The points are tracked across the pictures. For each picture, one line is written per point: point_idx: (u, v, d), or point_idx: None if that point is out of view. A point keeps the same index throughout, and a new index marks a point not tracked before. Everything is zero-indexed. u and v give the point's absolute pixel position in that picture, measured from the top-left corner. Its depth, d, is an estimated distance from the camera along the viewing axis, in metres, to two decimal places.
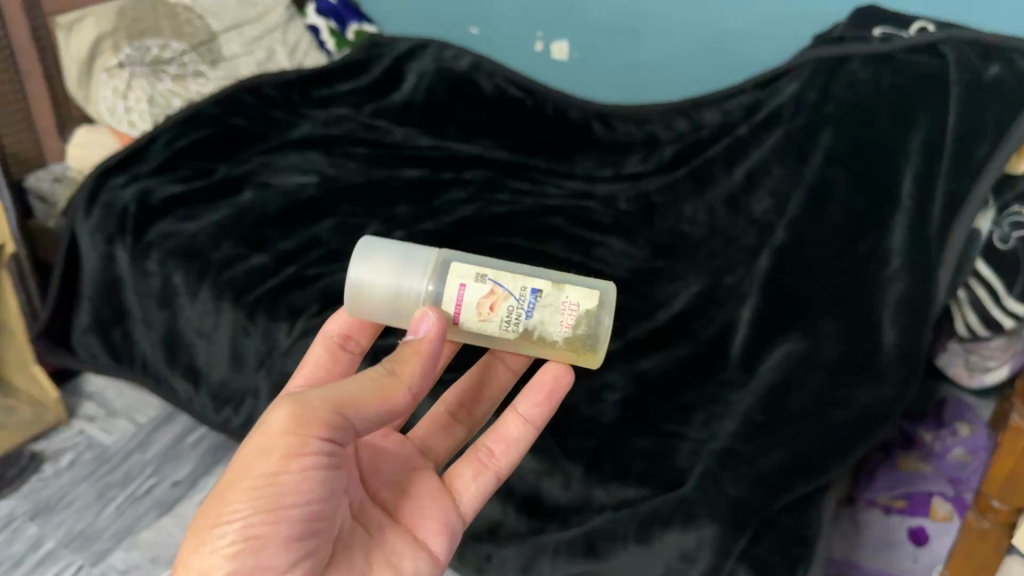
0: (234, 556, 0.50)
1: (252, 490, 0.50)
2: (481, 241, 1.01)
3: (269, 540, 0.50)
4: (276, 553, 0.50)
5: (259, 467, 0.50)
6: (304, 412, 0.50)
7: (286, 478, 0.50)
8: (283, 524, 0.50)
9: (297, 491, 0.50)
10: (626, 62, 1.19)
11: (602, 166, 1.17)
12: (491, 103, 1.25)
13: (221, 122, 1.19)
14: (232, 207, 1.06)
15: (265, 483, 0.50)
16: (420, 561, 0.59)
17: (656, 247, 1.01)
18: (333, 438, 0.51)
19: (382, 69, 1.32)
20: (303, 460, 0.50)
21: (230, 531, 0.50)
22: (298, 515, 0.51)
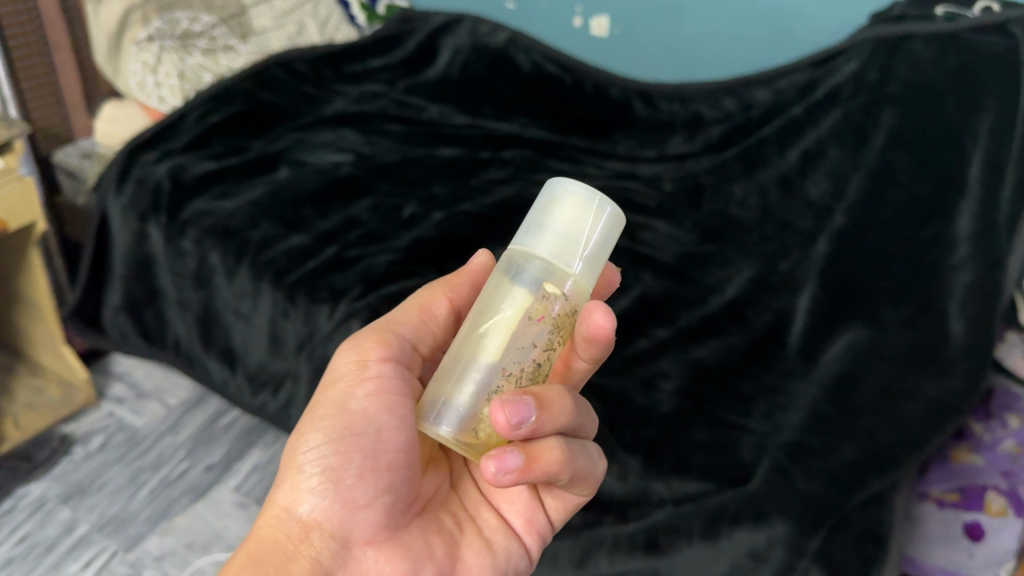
0: (315, 488, 0.50)
1: (324, 418, 0.51)
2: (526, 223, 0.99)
3: (345, 469, 0.50)
4: (353, 485, 0.50)
5: (333, 393, 0.52)
6: (358, 340, 0.54)
7: (354, 404, 0.51)
8: (356, 454, 0.50)
9: (366, 416, 0.51)
10: (669, 38, 1.15)
11: (646, 145, 1.13)
12: (529, 80, 1.22)
13: (253, 97, 1.17)
14: (268, 185, 1.03)
15: (336, 410, 0.51)
16: (512, 542, 0.57)
17: (704, 231, 0.98)
18: (388, 354, 0.53)
19: (416, 44, 1.29)
20: (366, 383, 0.51)
21: (308, 463, 0.51)
22: (371, 444, 0.50)
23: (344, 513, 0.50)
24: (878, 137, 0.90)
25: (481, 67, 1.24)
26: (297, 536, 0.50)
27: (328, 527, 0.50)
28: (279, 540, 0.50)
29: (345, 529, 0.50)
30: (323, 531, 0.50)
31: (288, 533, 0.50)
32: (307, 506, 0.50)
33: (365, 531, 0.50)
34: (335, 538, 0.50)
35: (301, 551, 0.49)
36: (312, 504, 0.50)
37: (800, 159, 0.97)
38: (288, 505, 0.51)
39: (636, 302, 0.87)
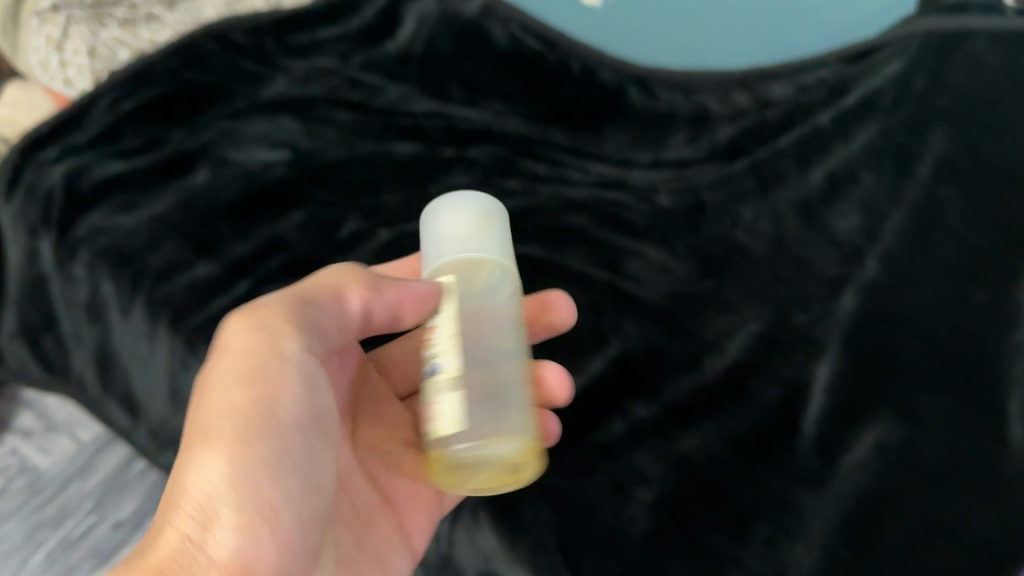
0: (247, 523, 0.49)
1: (266, 433, 0.50)
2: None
3: (257, 493, 0.49)
4: (286, 526, 0.50)
5: (258, 400, 0.51)
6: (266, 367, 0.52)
7: (281, 412, 0.51)
8: (290, 483, 0.51)
9: (297, 431, 0.52)
10: (676, 12, 0.94)
11: (640, 144, 0.94)
12: (506, 60, 1.02)
13: (176, 77, 0.98)
14: (180, 192, 0.86)
15: (251, 426, 0.50)
16: (403, 558, 0.62)
17: (703, 260, 0.80)
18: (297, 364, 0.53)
19: (375, 11, 1.08)
20: (286, 385, 0.52)
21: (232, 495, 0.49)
22: (301, 472, 0.52)
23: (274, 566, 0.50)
24: (925, 163, 0.78)
25: (449, 42, 1.04)
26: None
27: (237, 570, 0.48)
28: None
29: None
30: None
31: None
32: (231, 551, 0.48)
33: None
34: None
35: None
36: (245, 544, 0.48)
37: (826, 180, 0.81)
38: (207, 546, 0.48)
39: (610, 369, 0.70)
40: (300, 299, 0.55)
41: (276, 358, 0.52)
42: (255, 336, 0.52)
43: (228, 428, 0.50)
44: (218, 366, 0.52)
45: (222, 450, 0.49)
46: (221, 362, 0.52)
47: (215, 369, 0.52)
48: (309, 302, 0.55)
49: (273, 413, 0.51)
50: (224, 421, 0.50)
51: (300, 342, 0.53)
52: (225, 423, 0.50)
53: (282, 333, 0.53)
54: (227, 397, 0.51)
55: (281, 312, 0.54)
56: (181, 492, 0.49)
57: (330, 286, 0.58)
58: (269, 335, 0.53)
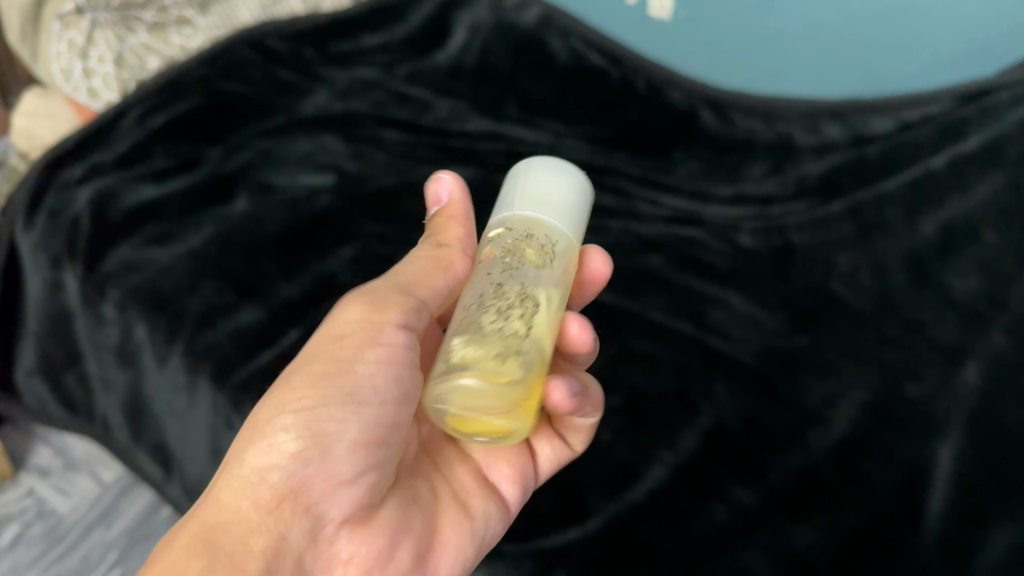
0: (301, 451, 0.46)
1: (327, 378, 0.47)
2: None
3: (337, 437, 0.46)
4: (340, 457, 0.46)
5: (340, 348, 0.47)
6: (375, 299, 0.48)
7: (362, 368, 0.47)
8: (354, 421, 0.46)
9: (373, 384, 0.47)
10: (754, 32, 0.87)
11: (715, 174, 0.86)
12: (566, 77, 0.95)
13: (210, 89, 0.91)
14: (220, 222, 0.78)
15: (339, 371, 0.47)
16: (489, 504, 0.55)
17: (795, 312, 0.73)
18: (405, 320, 0.49)
19: (422, 18, 1.01)
20: (378, 347, 0.47)
21: (295, 423, 0.46)
22: (371, 416, 0.47)
23: (326, 487, 0.46)
24: None
25: (504, 55, 0.96)
26: (264, 507, 0.45)
27: (302, 498, 0.46)
28: (240, 513, 0.45)
29: (322, 505, 0.46)
30: (298, 503, 0.46)
31: (255, 501, 0.45)
32: (283, 473, 0.46)
33: (342, 509, 0.47)
34: (309, 515, 0.46)
35: (260, 531, 0.44)
36: (296, 468, 0.46)
37: (939, 234, 0.75)
38: (262, 468, 0.45)
39: (705, 442, 0.63)
40: (403, 277, 0.50)
41: (373, 322, 0.48)
42: (354, 300, 0.49)
43: (308, 368, 0.47)
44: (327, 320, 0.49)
45: (299, 389, 0.47)
46: (322, 325, 0.49)
47: (335, 321, 0.49)
48: (411, 286, 0.50)
49: (350, 360, 0.47)
50: (304, 367, 0.47)
51: (394, 305, 0.48)
52: (298, 371, 0.47)
53: (374, 290, 0.49)
54: (321, 348, 0.48)
55: (385, 286, 0.50)
56: (251, 414, 0.47)
57: (433, 263, 0.51)
58: (365, 298, 0.49)
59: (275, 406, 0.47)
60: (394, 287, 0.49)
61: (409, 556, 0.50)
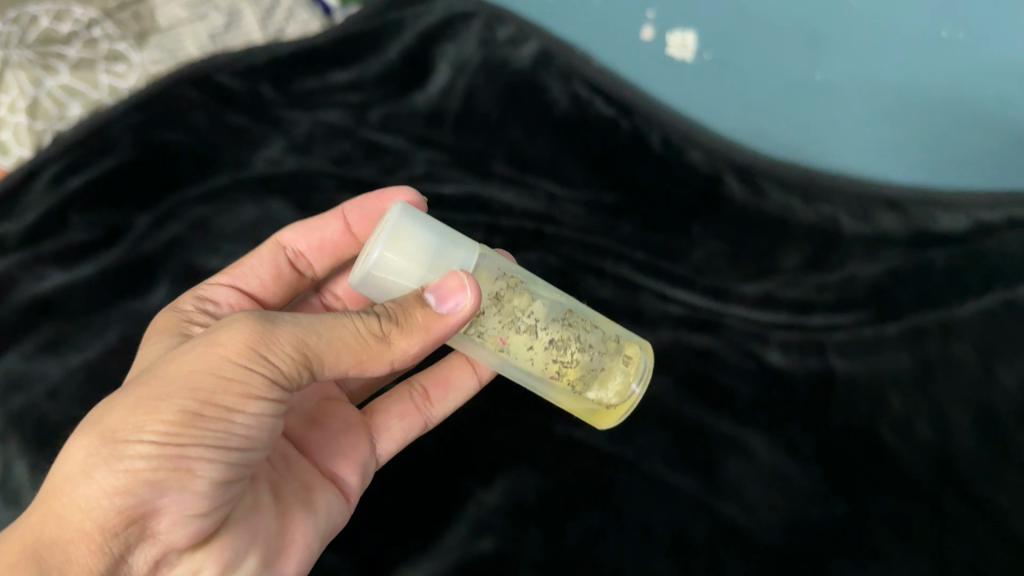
0: (154, 482, 0.39)
1: (191, 412, 0.40)
2: (530, 450, 0.59)
3: (197, 474, 0.40)
4: (201, 495, 0.41)
5: (209, 384, 0.41)
6: (274, 341, 0.43)
7: (237, 419, 0.42)
8: (220, 464, 0.41)
9: (245, 438, 0.42)
10: (794, 84, 0.71)
11: (741, 264, 0.71)
12: (568, 128, 0.79)
13: (144, 140, 0.77)
14: (132, 322, 0.65)
15: (210, 407, 0.41)
16: (330, 496, 0.53)
17: (833, 467, 0.57)
18: (298, 378, 0.43)
19: (400, 50, 0.84)
20: (261, 403, 0.42)
21: (152, 452, 0.39)
22: (234, 459, 0.42)
23: (177, 524, 0.40)
24: None
25: (493, 98, 0.81)
26: (108, 531, 0.39)
27: (144, 529, 0.40)
28: (77, 534, 0.38)
29: (169, 538, 0.41)
30: (144, 529, 0.40)
31: (98, 524, 0.38)
32: (132, 501, 0.39)
33: (187, 540, 0.42)
34: (144, 540, 0.40)
35: (95, 552, 0.38)
36: (152, 498, 0.39)
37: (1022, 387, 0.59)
38: (110, 489, 0.39)
39: None
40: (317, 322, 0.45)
41: (266, 384, 0.42)
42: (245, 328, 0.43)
43: (165, 394, 0.40)
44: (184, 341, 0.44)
45: (163, 416, 0.40)
46: (202, 347, 0.42)
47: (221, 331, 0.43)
48: (318, 355, 0.44)
49: (230, 411, 0.41)
50: (175, 400, 0.40)
51: (283, 361, 0.43)
52: (168, 404, 0.40)
53: (280, 342, 0.43)
54: (183, 376, 0.41)
55: (298, 338, 0.43)
56: (99, 420, 0.40)
57: (347, 346, 0.44)
58: (262, 345, 0.42)
59: (128, 428, 0.39)
60: (307, 339, 0.44)
61: (253, 567, 0.46)
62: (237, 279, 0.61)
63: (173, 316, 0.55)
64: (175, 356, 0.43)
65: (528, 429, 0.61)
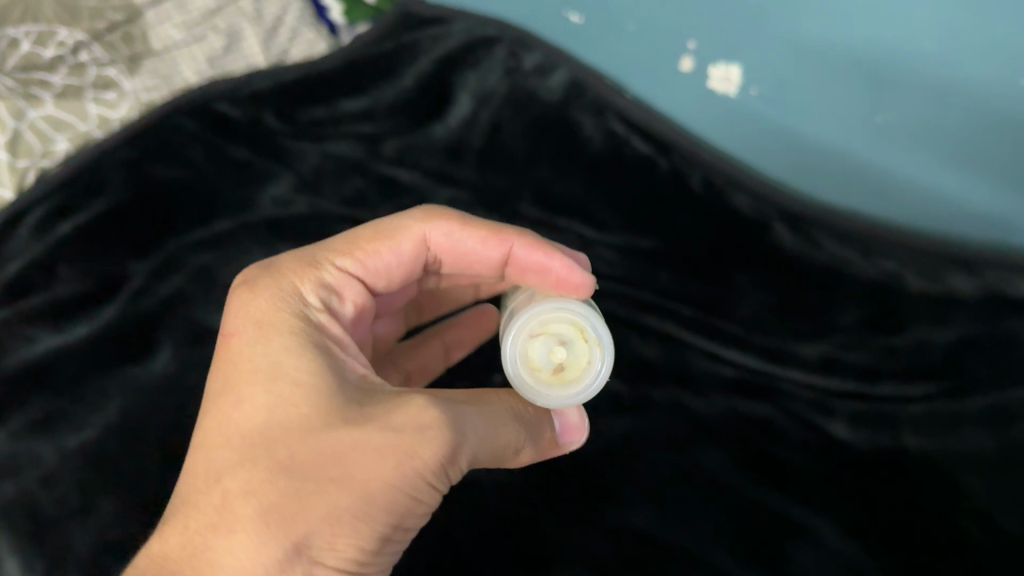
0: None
1: (376, 528, 0.43)
2: (584, 542, 0.54)
3: None
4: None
5: (390, 500, 0.43)
6: (454, 456, 0.45)
7: (398, 535, 0.45)
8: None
9: (392, 552, 0.46)
10: (846, 126, 0.66)
11: (793, 319, 0.65)
12: (601, 167, 0.73)
13: (139, 177, 0.71)
14: (132, 393, 0.58)
15: (386, 530, 0.44)
16: None
17: (913, 562, 0.53)
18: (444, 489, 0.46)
19: (417, 77, 0.79)
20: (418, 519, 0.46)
21: (320, 570, 0.41)
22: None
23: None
24: None
25: (520, 133, 0.75)
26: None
27: None
28: None
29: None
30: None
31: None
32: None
33: None
34: None
35: None
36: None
37: None
38: None
39: None
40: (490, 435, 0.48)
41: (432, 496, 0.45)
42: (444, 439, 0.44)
43: (358, 503, 0.42)
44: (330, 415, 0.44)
45: (344, 536, 0.41)
46: (387, 446, 0.43)
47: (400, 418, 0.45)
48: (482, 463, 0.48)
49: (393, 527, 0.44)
50: (375, 524, 0.43)
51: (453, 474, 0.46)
52: (375, 530, 0.42)
53: (461, 458, 0.46)
54: (378, 478, 0.43)
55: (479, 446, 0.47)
56: (294, 521, 0.41)
57: (499, 448, 0.49)
58: (449, 459, 0.45)
59: (323, 542, 0.41)
60: (489, 453, 0.48)
61: None
62: (370, 273, 0.57)
63: (288, 307, 0.51)
64: (350, 444, 0.43)
65: (573, 518, 0.55)
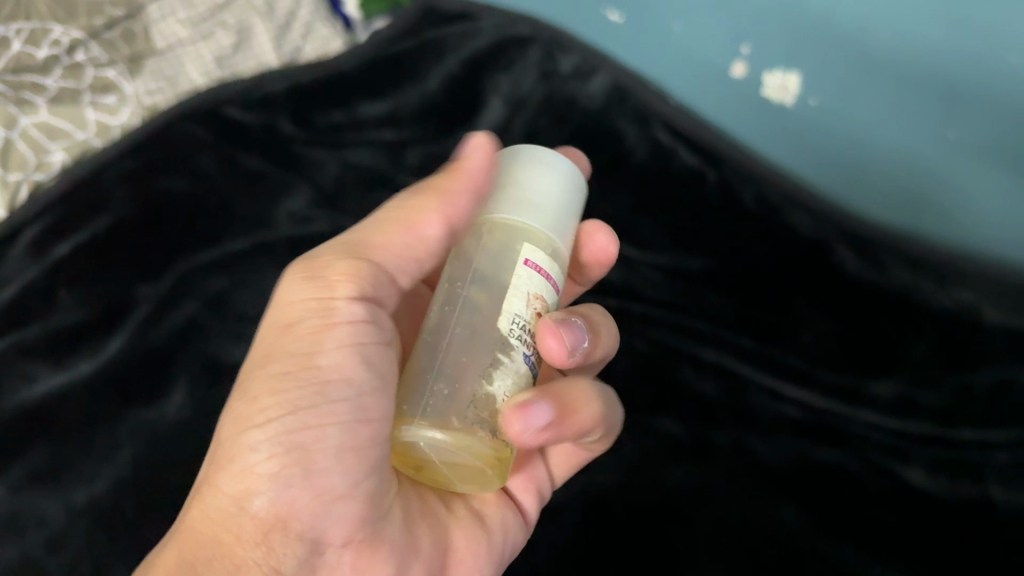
0: (279, 472, 0.38)
1: (281, 378, 0.39)
2: None
3: (318, 448, 0.38)
4: (329, 471, 0.38)
5: (290, 343, 0.39)
6: (317, 263, 0.40)
7: (324, 359, 0.39)
8: (331, 426, 0.38)
9: (341, 377, 0.38)
10: (916, 143, 0.61)
11: (861, 351, 0.60)
12: (646, 181, 0.68)
13: (144, 190, 0.64)
14: (146, 439, 0.53)
15: (296, 369, 0.39)
16: (504, 511, 0.50)
17: None
18: (360, 289, 0.40)
19: (442, 79, 0.73)
20: (334, 330, 0.39)
21: (264, 441, 0.38)
22: (348, 415, 0.38)
23: (317, 508, 0.38)
24: None
25: (559, 146, 0.70)
26: (252, 541, 0.38)
27: (295, 528, 0.38)
28: (222, 549, 0.38)
29: (319, 529, 0.39)
30: (288, 533, 0.38)
31: (238, 535, 0.38)
32: (265, 500, 0.38)
33: (342, 531, 0.39)
34: (303, 541, 0.39)
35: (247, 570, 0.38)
36: (277, 493, 0.38)
37: None
38: (239, 497, 0.38)
39: None
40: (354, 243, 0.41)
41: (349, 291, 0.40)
42: (298, 279, 0.41)
43: (265, 372, 0.39)
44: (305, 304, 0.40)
45: (262, 400, 0.38)
46: (292, 271, 0.41)
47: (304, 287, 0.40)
48: (366, 249, 0.41)
49: (308, 356, 0.39)
50: (263, 404, 0.38)
51: (347, 282, 0.40)
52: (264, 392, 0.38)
53: (328, 268, 0.40)
54: (268, 341, 0.40)
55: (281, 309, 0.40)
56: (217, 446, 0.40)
57: (313, 263, 0.41)
58: (311, 271, 0.40)
59: (240, 419, 0.39)
60: (347, 257, 0.40)
61: None
62: None
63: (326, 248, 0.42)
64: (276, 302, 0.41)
65: None
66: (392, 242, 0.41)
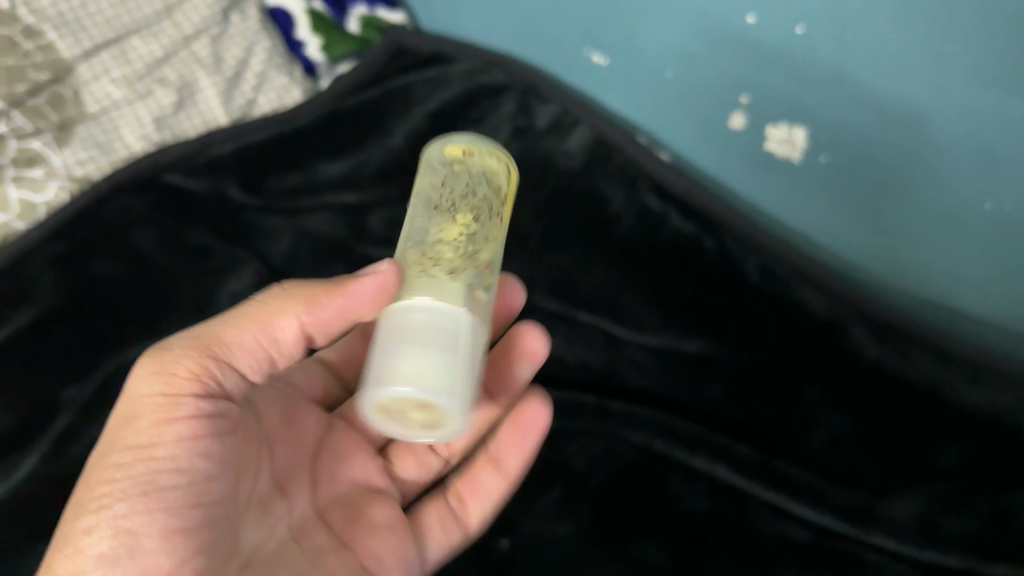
0: (109, 551, 0.36)
1: (123, 470, 0.37)
2: None
3: (147, 530, 0.37)
4: (153, 549, 0.36)
5: (131, 432, 0.38)
6: (162, 353, 0.39)
7: (161, 451, 0.38)
8: (161, 510, 0.37)
9: (175, 466, 0.38)
10: (943, 208, 0.52)
11: (876, 458, 0.52)
12: (631, 253, 0.61)
13: (72, 275, 0.59)
14: None
15: (137, 459, 0.38)
16: None
17: None
18: (201, 387, 0.39)
19: (407, 135, 0.66)
20: (177, 424, 0.38)
21: (100, 523, 0.36)
22: (179, 500, 0.38)
23: None
24: None
25: (533, 212, 0.63)
26: None
27: None
28: None
29: None
30: None
31: None
32: None
33: None
34: None
35: None
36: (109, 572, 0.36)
37: None
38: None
39: None
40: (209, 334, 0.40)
41: (188, 384, 0.38)
42: (150, 370, 0.39)
43: (108, 462, 0.38)
44: (154, 391, 0.38)
45: (112, 486, 0.37)
46: (139, 366, 0.39)
47: (147, 386, 0.39)
48: (215, 344, 0.39)
49: (147, 446, 0.38)
50: (106, 487, 0.37)
51: (189, 373, 0.38)
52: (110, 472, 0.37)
53: (171, 368, 0.38)
54: (113, 447, 0.38)
55: (133, 403, 0.39)
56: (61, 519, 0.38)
57: (151, 368, 0.39)
58: (160, 366, 0.39)
59: (77, 506, 0.37)
60: (195, 349, 0.39)
61: None
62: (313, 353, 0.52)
63: (169, 348, 0.39)
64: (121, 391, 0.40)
65: None
66: (245, 344, 0.40)
